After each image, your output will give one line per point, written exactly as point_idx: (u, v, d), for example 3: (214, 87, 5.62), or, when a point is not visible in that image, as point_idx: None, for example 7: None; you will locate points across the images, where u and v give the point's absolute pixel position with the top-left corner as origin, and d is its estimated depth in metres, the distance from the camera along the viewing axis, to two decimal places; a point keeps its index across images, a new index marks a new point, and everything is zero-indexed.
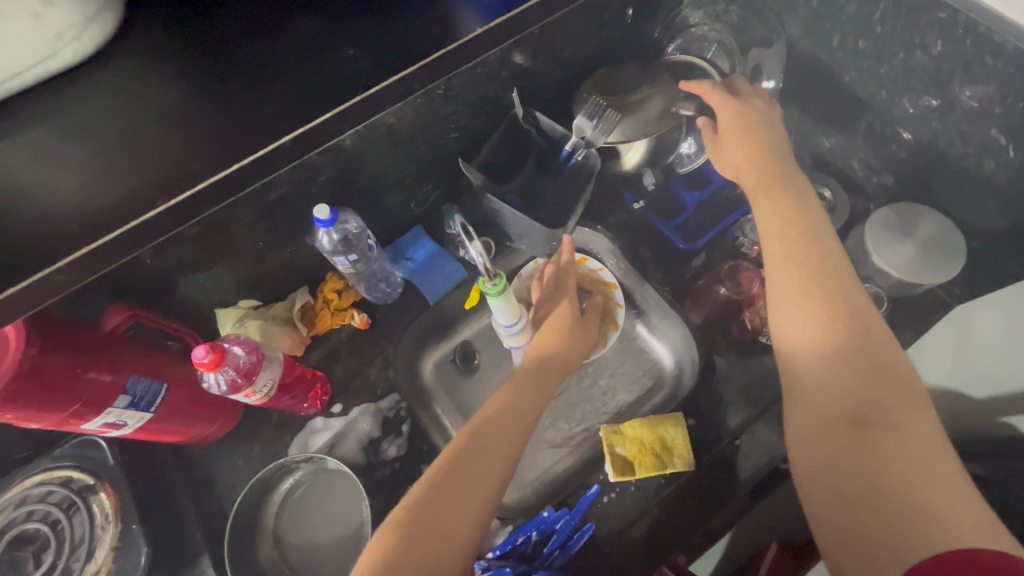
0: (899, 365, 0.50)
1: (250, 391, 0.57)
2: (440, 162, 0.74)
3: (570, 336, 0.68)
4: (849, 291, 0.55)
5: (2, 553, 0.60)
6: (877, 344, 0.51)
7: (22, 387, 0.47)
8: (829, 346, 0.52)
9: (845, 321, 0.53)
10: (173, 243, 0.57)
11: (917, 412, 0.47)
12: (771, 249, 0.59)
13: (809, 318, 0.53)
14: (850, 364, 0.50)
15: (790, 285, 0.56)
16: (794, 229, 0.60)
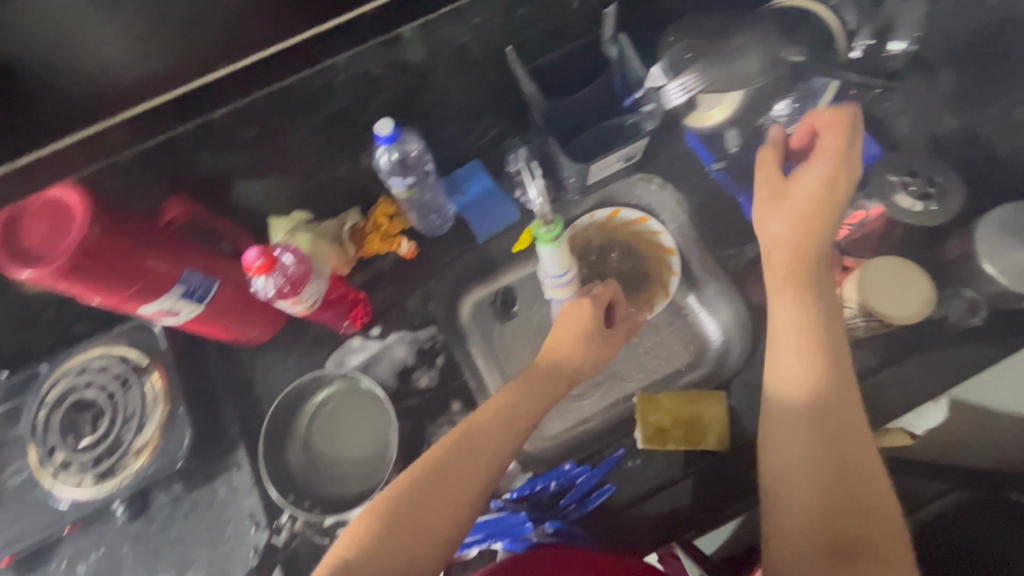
0: (875, 474, 0.48)
1: (296, 301, 0.56)
2: (509, 92, 0.69)
3: (586, 348, 0.60)
4: (860, 402, 0.50)
5: (62, 415, 0.64)
6: (862, 448, 0.49)
7: (88, 260, 0.47)
8: (817, 446, 0.48)
9: (837, 417, 0.49)
10: (232, 143, 0.56)
11: (892, 538, 0.45)
12: (779, 321, 0.54)
13: (806, 410, 0.50)
14: (842, 485, 0.46)
15: (808, 380, 0.50)
16: (812, 304, 0.54)
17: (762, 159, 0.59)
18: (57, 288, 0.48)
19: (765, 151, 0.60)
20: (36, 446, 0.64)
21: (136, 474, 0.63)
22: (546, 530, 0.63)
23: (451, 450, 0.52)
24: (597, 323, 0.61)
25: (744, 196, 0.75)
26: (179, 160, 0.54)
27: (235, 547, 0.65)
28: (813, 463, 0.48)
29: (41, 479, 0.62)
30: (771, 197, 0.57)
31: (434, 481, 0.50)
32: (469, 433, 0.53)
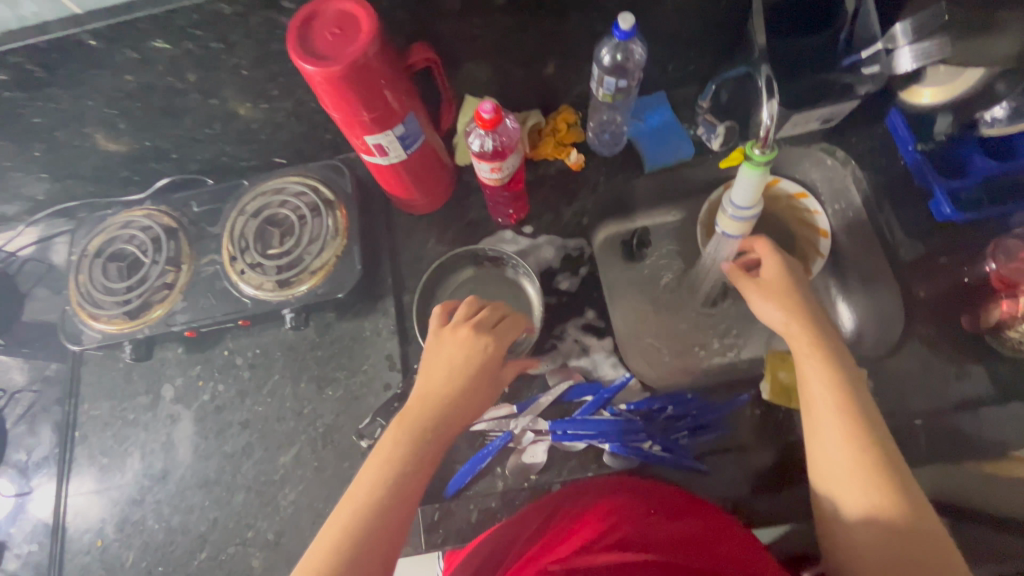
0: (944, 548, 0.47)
1: (497, 167, 0.60)
2: (726, 26, 0.70)
3: (472, 383, 0.58)
4: (893, 458, 0.51)
5: (257, 224, 0.73)
6: (924, 524, 0.48)
7: (357, 77, 0.51)
8: (880, 531, 0.48)
9: (890, 494, 0.49)
10: (476, 7, 0.61)
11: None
12: (823, 406, 0.54)
13: (854, 488, 0.50)
14: (904, 549, 0.47)
15: (846, 447, 0.51)
16: (844, 388, 0.54)
17: (742, 279, 0.64)
18: (320, 92, 0.53)
19: (737, 276, 0.64)
20: (229, 245, 0.73)
21: (306, 291, 0.70)
22: (654, 446, 0.66)
23: (348, 514, 0.50)
24: (490, 355, 0.60)
25: (942, 186, 0.67)
26: (432, 9, 0.60)
27: (369, 380, 0.72)
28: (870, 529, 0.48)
29: (230, 273, 0.72)
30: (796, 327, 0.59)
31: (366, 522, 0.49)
32: (359, 486, 0.51)
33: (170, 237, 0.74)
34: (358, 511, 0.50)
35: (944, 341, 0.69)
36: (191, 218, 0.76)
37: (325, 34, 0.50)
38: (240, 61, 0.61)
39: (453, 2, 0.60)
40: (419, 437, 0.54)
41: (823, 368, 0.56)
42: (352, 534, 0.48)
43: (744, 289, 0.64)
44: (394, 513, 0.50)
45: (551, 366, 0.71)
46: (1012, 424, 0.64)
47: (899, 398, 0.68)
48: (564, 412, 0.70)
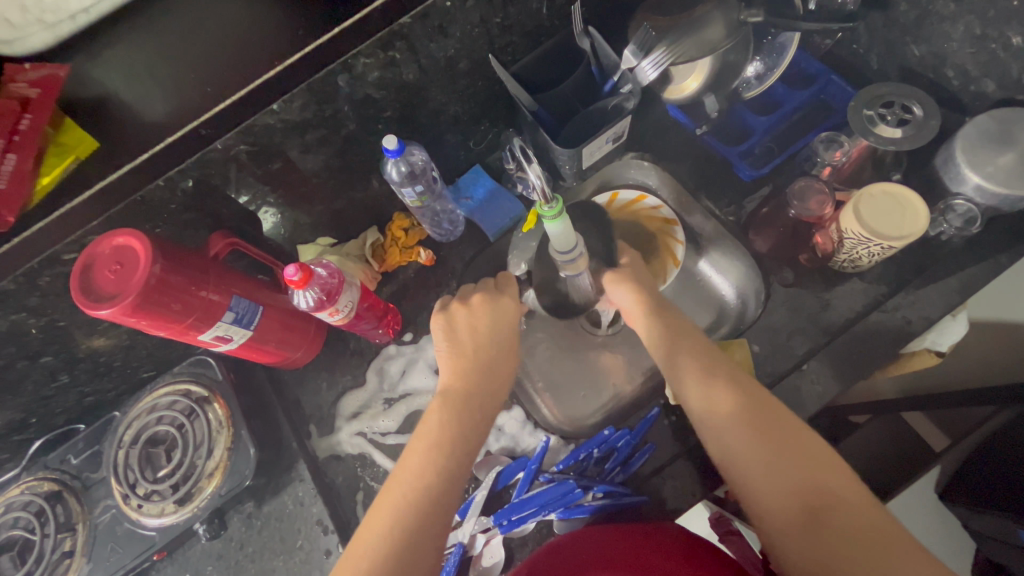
0: (798, 429, 0.51)
1: (333, 310, 0.63)
2: (497, 98, 0.76)
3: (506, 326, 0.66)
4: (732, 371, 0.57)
5: (139, 450, 0.70)
6: (776, 413, 0.53)
7: (151, 297, 0.52)
8: (752, 429, 0.51)
9: (768, 425, 0.51)
10: (261, 177, 0.64)
11: (838, 475, 0.48)
12: (666, 360, 0.60)
13: (729, 422, 0.52)
14: (766, 437, 0.50)
15: (699, 369, 0.57)
16: (677, 337, 0.62)
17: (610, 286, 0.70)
18: (131, 324, 0.53)
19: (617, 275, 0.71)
20: (116, 484, 0.69)
21: (211, 496, 0.67)
22: (596, 495, 0.66)
23: (413, 475, 0.51)
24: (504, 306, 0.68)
25: (733, 154, 0.77)
26: (219, 197, 0.62)
27: (308, 554, 0.69)
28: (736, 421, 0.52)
29: (127, 512, 0.68)
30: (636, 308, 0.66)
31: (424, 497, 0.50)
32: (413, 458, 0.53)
33: (57, 502, 0.70)
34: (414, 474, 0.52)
35: (803, 279, 0.74)
36: (72, 473, 0.73)
37: (105, 273, 0.51)
38: (53, 316, 0.59)
39: (234, 184, 0.62)
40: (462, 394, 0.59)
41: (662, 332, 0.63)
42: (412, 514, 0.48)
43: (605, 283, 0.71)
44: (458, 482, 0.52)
45: (475, 461, 0.72)
46: (883, 332, 0.68)
47: (787, 349, 0.71)
48: (504, 499, 0.70)
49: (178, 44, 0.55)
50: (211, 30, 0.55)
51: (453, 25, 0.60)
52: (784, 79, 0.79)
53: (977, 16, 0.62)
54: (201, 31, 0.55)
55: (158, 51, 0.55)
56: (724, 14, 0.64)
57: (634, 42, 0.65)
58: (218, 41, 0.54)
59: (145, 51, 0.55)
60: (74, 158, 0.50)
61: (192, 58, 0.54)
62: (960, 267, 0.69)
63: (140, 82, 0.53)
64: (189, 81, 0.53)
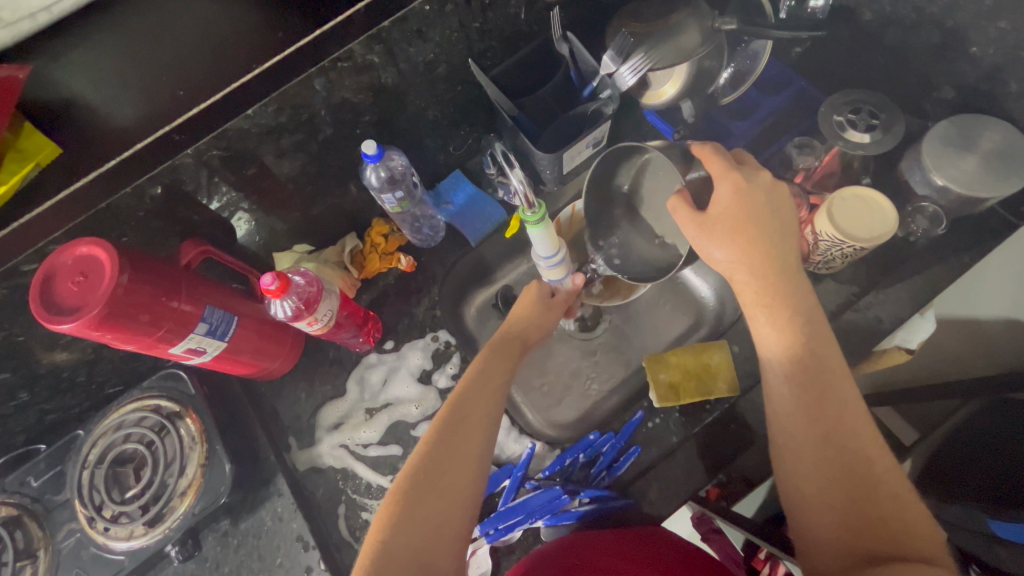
0: (888, 478, 0.47)
1: (312, 319, 0.62)
2: (476, 103, 0.75)
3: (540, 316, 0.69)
4: (841, 381, 0.51)
5: (106, 470, 0.67)
6: (868, 451, 0.48)
7: (118, 308, 0.50)
8: (832, 456, 0.49)
9: (859, 459, 0.48)
10: (234, 183, 0.62)
11: (924, 539, 0.44)
12: (774, 354, 0.53)
13: (809, 436, 0.50)
14: (844, 470, 0.48)
15: (786, 366, 0.52)
16: (798, 327, 0.53)
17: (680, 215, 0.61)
18: (96, 339, 0.51)
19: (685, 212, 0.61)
20: (81, 507, 0.66)
21: (184, 515, 0.65)
22: (583, 500, 0.66)
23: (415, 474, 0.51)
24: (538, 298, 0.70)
25: None
26: (189, 204, 0.60)
27: (288, 571, 0.67)
28: (820, 438, 0.49)
29: (93, 536, 0.64)
30: (740, 276, 0.56)
31: (425, 487, 0.50)
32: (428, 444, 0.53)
33: (15, 528, 0.66)
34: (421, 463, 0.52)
35: None
36: (32, 496, 0.69)
37: (67, 284, 0.48)
38: (10, 329, 0.56)
39: (205, 190, 0.60)
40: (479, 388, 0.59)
41: (769, 315, 0.54)
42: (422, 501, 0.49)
43: (686, 227, 0.60)
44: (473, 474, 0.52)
45: None
46: (856, 330, 0.70)
47: None
48: (489, 507, 0.69)
49: (130, 26, 0.48)
50: None
51: (432, 28, 0.59)
52: (757, 85, 0.81)
53: (938, 26, 0.64)
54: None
55: (103, 34, 0.48)
56: (698, 22, 0.65)
57: (612, 50, 0.66)
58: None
59: (92, 33, 0.48)
60: (35, 164, 0.45)
61: None
62: (927, 266, 0.72)
63: (94, 71, 0.47)
64: (157, 77, 0.48)
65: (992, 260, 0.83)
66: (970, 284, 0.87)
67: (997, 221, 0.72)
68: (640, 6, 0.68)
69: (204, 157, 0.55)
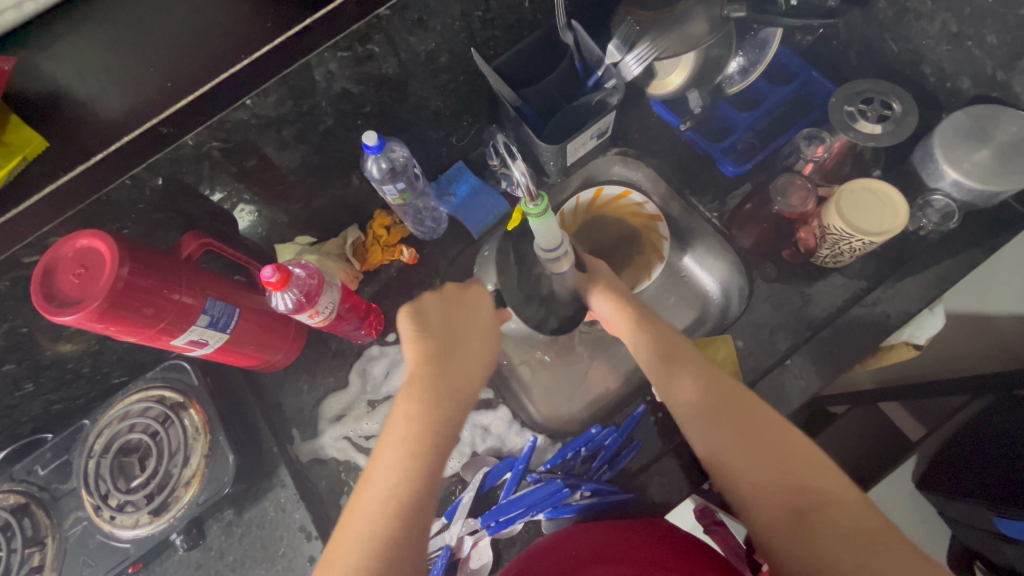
0: (782, 430, 0.52)
1: (313, 312, 0.62)
2: (478, 93, 0.74)
3: (474, 327, 0.61)
4: (714, 376, 0.57)
5: (111, 459, 0.68)
6: (758, 412, 0.53)
7: (118, 301, 0.50)
8: (736, 441, 0.51)
9: (761, 434, 0.51)
10: (234, 175, 0.62)
11: (823, 473, 0.48)
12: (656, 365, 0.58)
13: (712, 431, 0.53)
14: (754, 449, 0.50)
15: (677, 376, 0.57)
16: (663, 339, 0.60)
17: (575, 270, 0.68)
18: (98, 331, 0.51)
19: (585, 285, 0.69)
20: (87, 496, 0.66)
21: (187, 505, 0.65)
22: (583, 494, 0.66)
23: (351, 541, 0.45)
24: (460, 304, 0.62)
25: (717, 150, 0.77)
26: (189, 196, 0.60)
27: (291, 561, 0.68)
28: (720, 430, 0.52)
29: (99, 524, 0.65)
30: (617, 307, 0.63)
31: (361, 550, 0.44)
32: (374, 471, 0.50)
33: (24, 516, 0.67)
34: (363, 497, 0.48)
35: (785, 275, 0.75)
36: (40, 484, 0.70)
37: (67, 276, 0.48)
38: (14, 321, 0.56)
39: (205, 182, 0.60)
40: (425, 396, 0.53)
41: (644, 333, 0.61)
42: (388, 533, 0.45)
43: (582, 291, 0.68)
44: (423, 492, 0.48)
45: (462, 462, 0.72)
46: (863, 326, 0.69)
47: (770, 343, 0.72)
48: (491, 500, 0.69)
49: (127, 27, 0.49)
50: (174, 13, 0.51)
51: (433, 17, 0.58)
52: (766, 75, 0.79)
53: (954, 14, 0.62)
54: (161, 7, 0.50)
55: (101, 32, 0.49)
56: (707, 10, 0.63)
57: (617, 39, 0.65)
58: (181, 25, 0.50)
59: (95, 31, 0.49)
60: (22, 158, 0.45)
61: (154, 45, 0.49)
62: (937, 260, 0.71)
63: (85, 64, 0.48)
64: (143, 69, 0.47)
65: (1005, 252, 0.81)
66: (982, 278, 0.86)
67: (1011, 215, 0.70)
68: None
69: (203, 149, 0.55)
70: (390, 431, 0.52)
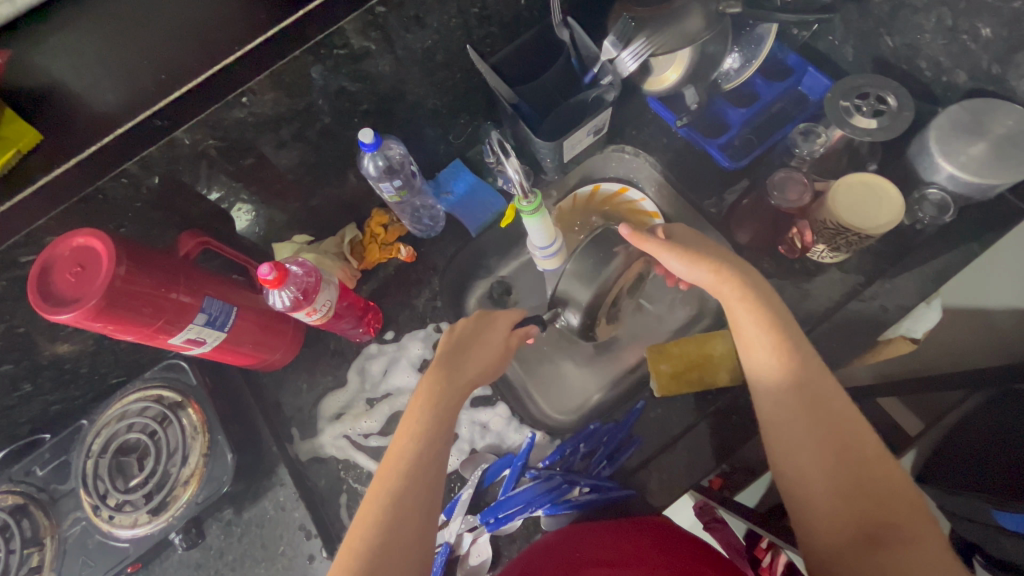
0: (876, 452, 0.49)
1: (310, 309, 0.62)
2: (475, 90, 0.74)
3: (490, 351, 0.61)
4: (817, 371, 0.53)
5: (110, 459, 0.68)
6: (857, 424, 0.50)
7: (115, 300, 0.50)
8: (824, 445, 0.49)
9: (850, 445, 0.49)
10: (231, 173, 0.62)
11: (909, 509, 0.46)
12: (757, 349, 0.54)
13: (803, 427, 0.50)
14: (839, 458, 0.48)
15: (774, 361, 0.53)
16: (775, 320, 0.55)
17: (650, 245, 0.61)
18: (95, 330, 0.51)
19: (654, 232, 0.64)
20: (86, 496, 0.66)
21: (187, 504, 0.65)
22: (583, 489, 0.66)
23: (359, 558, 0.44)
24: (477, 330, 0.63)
25: (714, 146, 0.77)
26: (185, 195, 0.60)
27: (291, 560, 0.68)
28: (810, 425, 0.50)
29: (98, 524, 0.65)
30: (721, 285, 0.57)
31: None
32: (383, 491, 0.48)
33: (22, 517, 0.67)
34: (371, 521, 0.46)
35: (782, 270, 0.75)
36: (39, 485, 0.69)
37: (65, 275, 0.48)
38: (10, 321, 0.56)
39: (202, 180, 0.59)
40: (434, 399, 0.54)
41: (748, 309, 0.55)
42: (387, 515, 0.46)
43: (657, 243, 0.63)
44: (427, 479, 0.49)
45: (461, 459, 0.71)
46: (861, 321, 0.69)
47: None
48: (490, 496, 0.69)
49: (122, 21, 0.49)
50: None
51: (429, 15, 0.58)
52: (762, 71, 0.80)
53: (949, 8, 0.62)
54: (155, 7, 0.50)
55: (96, 26, 0.49)
56: (702, 6, 0.63)
57: (613, 37, 0.65)
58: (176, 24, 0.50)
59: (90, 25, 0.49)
60: (18, 151, 0.44)
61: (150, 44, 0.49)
62: (935, 255, 0.71)
63: (81, 59, 0.47)
64: (140, 63, 0.47)
65: (1003, 246, 0.81)
66: (980, 272, 0.86)
67: (1007, 209, 0.70)
68: None
69: (200, 147, 0.55)
70: (395, 453, 0.50)
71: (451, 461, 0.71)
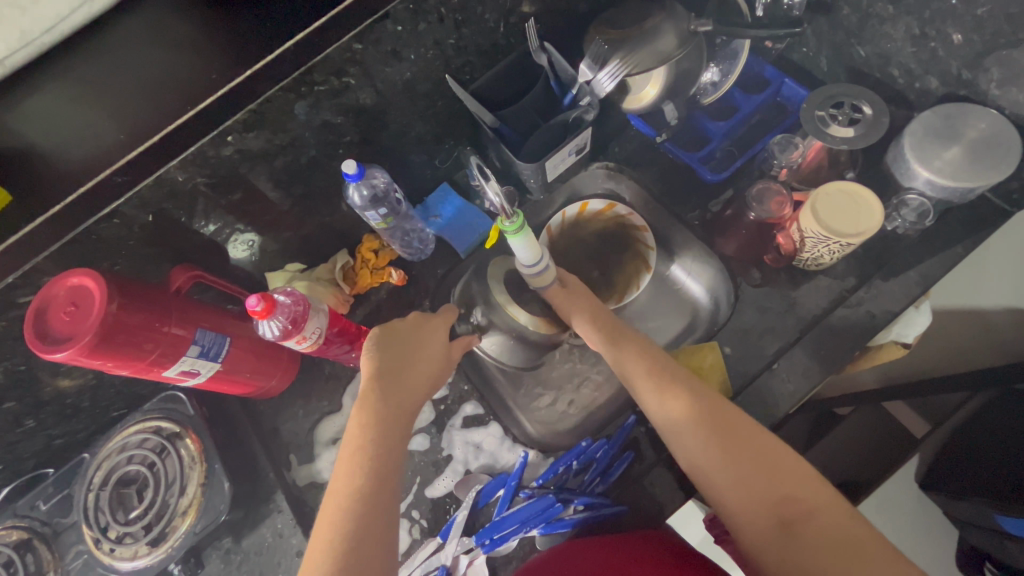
0: (765, 442, 0.53)
1: (300, 337, 0.63)
2: (458, 116, 0.76)
3: (434, 349, 0.63)
4: (689, 383, 0.58)
5: (109, 492, 0.68)
6: (739, 422, 0.55)
7: (109, 336, 0.51)
8: (715, 450, 0.53)
9: (739, 445, 0.53)
10: (222, 209, 0.64)
11: (805, 480, 0.50)
12: (639, 385, 0.59)
13: (691, 439, 0.54)
14: (736, 459, 0.52)
15: (649, 383, 0.59)
16: (643, 349, 0.62)
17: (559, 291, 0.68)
18: (91, 366, 0.53)
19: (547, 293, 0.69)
20: (87, 529, 0.67)
21: (185, 534, 0.66)
22: (577, 508, 0.65)
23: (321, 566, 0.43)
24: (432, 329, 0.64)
25: (694, 159, 0.79)
26: (179, 231, 0.62)
27: None
28: (698, 435, 0.54)
29: (99, 557, 0.66)
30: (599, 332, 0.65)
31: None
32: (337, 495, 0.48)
33: (26, 552, 0.68)
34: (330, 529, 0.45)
35: (769, 280, 0.75)
36: (42, 519, 0.70)
37: (59, 314, 0.50)
38: (12, 359, 0.58)
39: (193, 215, 0.61)
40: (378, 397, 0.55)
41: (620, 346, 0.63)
42: (352, 524, 0.45)
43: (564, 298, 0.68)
44: (388, 476, 0.50)
45: (455, 481, 0.72)
46: (850, 327, 0.69)
47: (758, 349, 0.72)
48: (485, 517, 0.69)
49: (104, 78, 0.51)
50: (146, 55, 0.52)
51: (407, 50, 0.61)
52: (740, 84, 0.81)
53: (916, 17, 0.64)
54: (138, 58, 0.52)
55: (85, 82, 0.52)
56: (674, 25, 0.65)
57: (589, 59, 0.66)
58: (155, 67, 0.51)
59: (81, 80, 0.52)
60: None
61: (128, 88, 0.51)
62: (920, 259, 0.70)
63: (72, 112, 0.50)
64: (117, 111, 0.49)
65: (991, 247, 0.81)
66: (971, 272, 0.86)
67: (989, 210, 0.71)
68: (611, 14, 0.68)
69: (190, 184, 0.57)
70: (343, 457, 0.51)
71: (445, 485, 0.72)
